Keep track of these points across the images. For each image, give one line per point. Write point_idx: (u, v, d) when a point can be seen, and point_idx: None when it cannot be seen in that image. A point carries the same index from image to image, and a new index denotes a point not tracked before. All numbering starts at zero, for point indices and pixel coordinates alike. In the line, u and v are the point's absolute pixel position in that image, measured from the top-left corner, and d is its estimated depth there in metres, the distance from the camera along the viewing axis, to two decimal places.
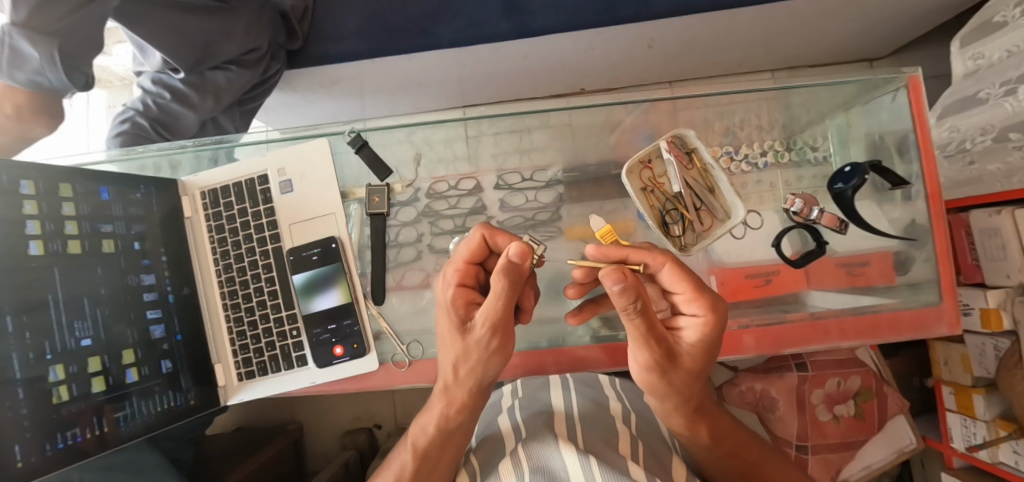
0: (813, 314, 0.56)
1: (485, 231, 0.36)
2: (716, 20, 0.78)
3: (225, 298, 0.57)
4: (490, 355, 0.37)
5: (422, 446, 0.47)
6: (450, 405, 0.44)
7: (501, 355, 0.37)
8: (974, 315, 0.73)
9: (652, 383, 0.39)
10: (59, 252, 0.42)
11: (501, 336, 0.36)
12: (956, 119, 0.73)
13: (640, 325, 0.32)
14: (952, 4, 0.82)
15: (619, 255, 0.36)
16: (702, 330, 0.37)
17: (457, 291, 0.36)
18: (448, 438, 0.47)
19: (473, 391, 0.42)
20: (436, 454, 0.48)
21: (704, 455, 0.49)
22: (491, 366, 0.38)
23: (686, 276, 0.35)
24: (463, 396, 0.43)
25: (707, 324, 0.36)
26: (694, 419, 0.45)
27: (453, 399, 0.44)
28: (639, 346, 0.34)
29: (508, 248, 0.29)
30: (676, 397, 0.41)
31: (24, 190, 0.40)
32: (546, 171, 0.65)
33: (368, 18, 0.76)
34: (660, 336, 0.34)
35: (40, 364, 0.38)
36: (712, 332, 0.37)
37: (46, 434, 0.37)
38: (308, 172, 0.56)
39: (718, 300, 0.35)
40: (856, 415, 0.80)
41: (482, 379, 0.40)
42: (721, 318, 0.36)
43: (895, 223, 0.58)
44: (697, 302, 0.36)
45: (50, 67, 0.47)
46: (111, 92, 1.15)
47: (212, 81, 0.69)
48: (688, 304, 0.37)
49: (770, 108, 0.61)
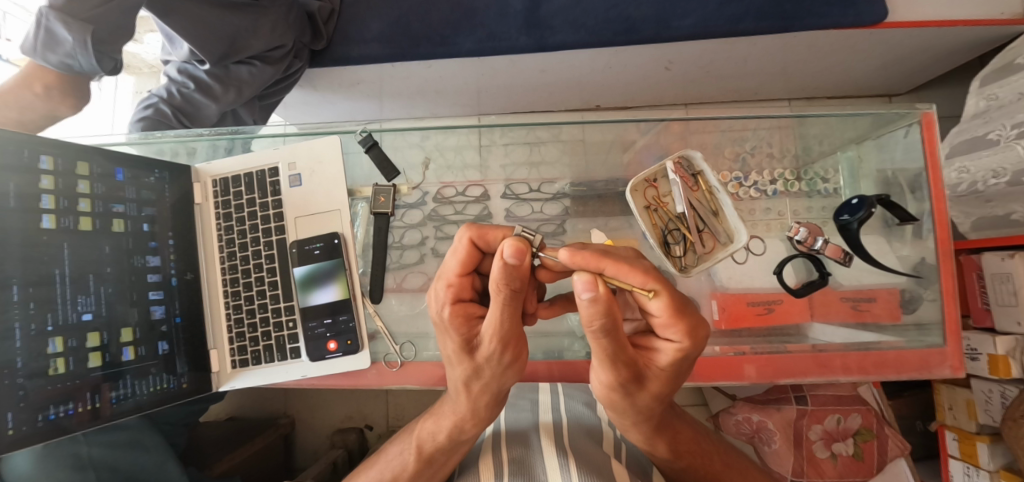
0: (815, 346, 0.55)
1: (473, 232, 0.31)
2: (734, 46, 0.79)
3: (226, 285, 0.57)
4: (505, 369, 0.34)
5: (428, 450, 0.46)
6: (463, 420, 0.41)
7: (520, 364, 0.34)
8: (982, 360, 0.71)
9: (614, 401, 0.36)
10: (71, 228, 0.43)
11: (513, 349, 0.32)
12: (966, 160, 0.73)
13: (608, 348, 0.29)
14: (973, 46, 0.81)
15: (593, 267, 0.27)
16: (672, 356, 0.31)
17: (454, 309, 0.32)
18: (456, 447, 0.45)
19: (489, 404, 0.39)
20: (442, 460, 0.46)
21: (667, 463, 0.48)
22: (510, 378, 0.36)
23: (670, 302, 0.27)
24: (477, 410, 0.40)
25: (682, 350, 0.30)
26: (659, 432, 0.43)
27: (462, 414, 0.41)
28: (604, 368, 0.31)
29: (502, 250, 0.25)
30: (637, 414, 0.39)
31: (43, 165, 0.42)
32: (554, 184, 0.65)
33: (391, 25, 0.78)
34: (624, 360, 0.30)
35: (40, 336, 0.39)
36: (686, 356, 0.32)
37: (37, 406, 0.38)
38: (319, 168, 0.57)
39: (699, 327, 0.29)
40: (855, 455, 0.77)
41: (496, 392, 0.37)
42: (698, 343, 0.30)
43: (902, 260, 0.57)
44: (674, 329, 0.29)
45: (83, 51, 0.49)
46: (139, 79, 1.19)
47: (236, 75, 0.71)
48: (666, 330, 0.30)
49: (782, 136, 0.62)
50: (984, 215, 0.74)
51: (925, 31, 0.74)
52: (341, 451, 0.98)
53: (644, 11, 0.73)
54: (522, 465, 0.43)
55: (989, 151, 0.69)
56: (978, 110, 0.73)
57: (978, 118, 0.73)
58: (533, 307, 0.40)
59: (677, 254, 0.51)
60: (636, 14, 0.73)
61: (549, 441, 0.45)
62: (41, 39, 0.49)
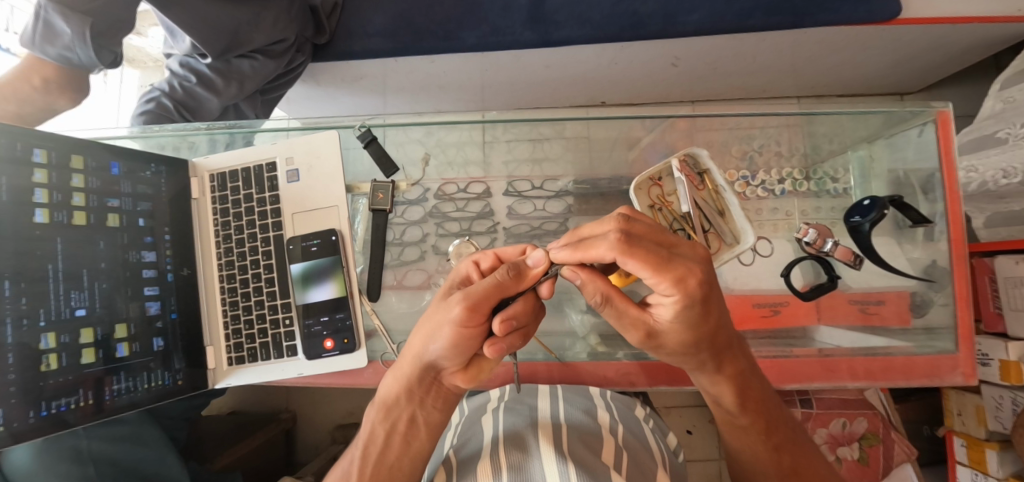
0: (822, 351, 0.54)
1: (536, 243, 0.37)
2: (743, 42, 0.77)
3: (223, 281, 0.56)
4: (450, 327, 0.31)
5: (373, 422, 0.43)
6: (396, 378, 0.40)
7: (467, 336, 0.31)
8: (993, 366, 0.69)
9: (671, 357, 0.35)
10: (65, 223, 0.43)
11: (470, 320, 0.30)
12: (973, 160, 0.72)
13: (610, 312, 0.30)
14: (989, 43, 0.79)
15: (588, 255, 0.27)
16: (685, 330, 0.29)
17: (470, 267, 0.36)
18: (392, 414, 0.42)
19: (417, 364, 0.37)
20: (381, 440, 0.43)
21: (738, 454, 0.43)
22: (442, 344, 0.32)
23: (656, 276, 0.24)
24: (406, 368, 0.38)
25: (681, 322, 0.28)
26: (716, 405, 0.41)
27: (402, 371, 0.39)
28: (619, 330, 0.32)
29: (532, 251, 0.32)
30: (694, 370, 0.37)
31: (36, 158, 0.41)
32: (557, 181, 0.64)
33: (394, 19, 0.77)
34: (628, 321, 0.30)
35: (31, 331, 0.39)
36: (691, 313, 0.27)
37: (29, 402, 0.37)
38: (316, 164, 0.56)
39: (682, 274, 0.24)
40: (859, 460, 0.75)
41: (423, 351, 0.35)
42: (697, 296, 0.26)
43: (913, 262, 0.56)
44: (659, 284, 0.25)
45: (81, 44, 0.49)
46: (143, 73, 1.19)
47: (237, 69, 0.70)
48: (660, 308, 0.28)
49: (791, 134, 0.59)
50: (999, 211, 0.71)
51: (940, 28, 0.72)
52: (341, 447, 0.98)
53: (651, 6, 0.71)
54: (520, 469, 0.39)
55: (1000, 152, 0.68)
56: (993, 112, 0.72)
57: (991, 118, 0.71)
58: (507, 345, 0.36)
59: None
60: (643, 9, 0.71)
61: (547, 443, 0.42)
62: (40, 31, 0.48)
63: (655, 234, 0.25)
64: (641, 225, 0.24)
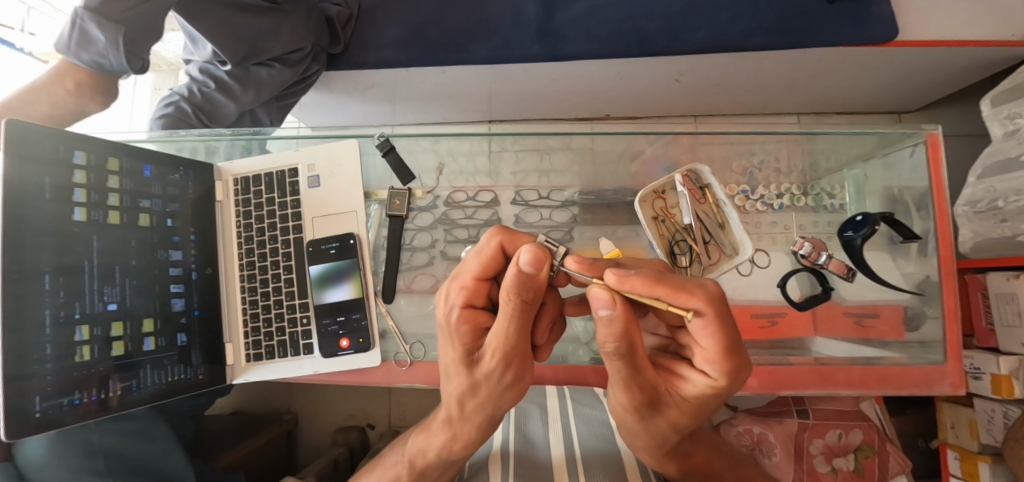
0: (818, 359, 0.55)
1: (503, 239, 0.30)
2: (743, 60, 0.80)
3: (244, 281, 0.58)
4: (504, 390, 0.32)
5: (421, 466, 0.45)
6: (453, 440, 0.40)
7: (525, 381, 0.32)
8: (985, 379, 0.71)
9: (626, 418, 0.35)
10: (100, 221, 0.45)
11: (516, 367, 0.30)
12: (995, 180, 0.71)
13: (621, 369, 0.27)
14: (983, 66, 0.82)
15: (649, 296, 0.24)
16: (678, 404, 0.31)
17: (463, 315, 0.30)
18: (450, 462, 0.44)
19: (479, 424, 0.36)
20: (436, 474, 0.46)
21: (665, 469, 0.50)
22: (510, 400, 0.33)
23: (659, 416, 0.33)
24: (467, 430, 0.38)
25: (710, 399, 0.29)
26: (652, 459, 0.43)
27: (456, 433, 0.39)
28: (618, 386, 0.29)
29: (520, 255, 0.25)
30: (649, 437, 0.37)
31: (76, 160, 0.44)
32: (563, 191, 0.67)
33: (408, 31, 0.80)
34: (643, 384, 0.28)
35: (68, 323, 0.41)
36: (717, 394, 0.29)
37: (62, 391, 0.39)
38: (336, 171, 0.59)
39: (648, 417, 0.33)
40: (855, 471, 0.76)
41: (491, 414, 0.35)
42: (629, 421, 0.35)
43: (907, 277, 0.58)
44: (714, 366, 0.26)
45: (114, 50, 0.51)
46: (158, 76, 1.22)
47: (255, 76, 0.72)
48: (690, 383, 0.29)
49: (791, 151, 0.62)
50: (990, 236, 0.72)
51: (935, 50, 0.75)
52: (342, 449, 0.98)
53: (656, 24, 0.74)
54: None
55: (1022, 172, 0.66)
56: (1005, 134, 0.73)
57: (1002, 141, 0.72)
58: (543, 341, 0.37)
59: (683, 264, 0.52)
60: (649, 26, 0.75)
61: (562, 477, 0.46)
62: (74, 38, 0.51)
63: (685, 414, 0.32)
64: (675, 421, 0.34)
